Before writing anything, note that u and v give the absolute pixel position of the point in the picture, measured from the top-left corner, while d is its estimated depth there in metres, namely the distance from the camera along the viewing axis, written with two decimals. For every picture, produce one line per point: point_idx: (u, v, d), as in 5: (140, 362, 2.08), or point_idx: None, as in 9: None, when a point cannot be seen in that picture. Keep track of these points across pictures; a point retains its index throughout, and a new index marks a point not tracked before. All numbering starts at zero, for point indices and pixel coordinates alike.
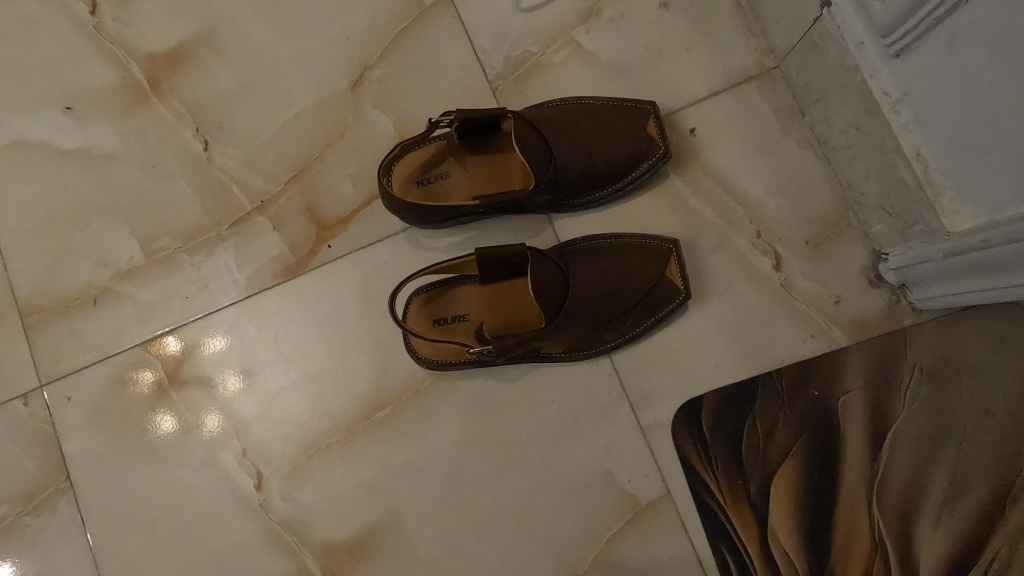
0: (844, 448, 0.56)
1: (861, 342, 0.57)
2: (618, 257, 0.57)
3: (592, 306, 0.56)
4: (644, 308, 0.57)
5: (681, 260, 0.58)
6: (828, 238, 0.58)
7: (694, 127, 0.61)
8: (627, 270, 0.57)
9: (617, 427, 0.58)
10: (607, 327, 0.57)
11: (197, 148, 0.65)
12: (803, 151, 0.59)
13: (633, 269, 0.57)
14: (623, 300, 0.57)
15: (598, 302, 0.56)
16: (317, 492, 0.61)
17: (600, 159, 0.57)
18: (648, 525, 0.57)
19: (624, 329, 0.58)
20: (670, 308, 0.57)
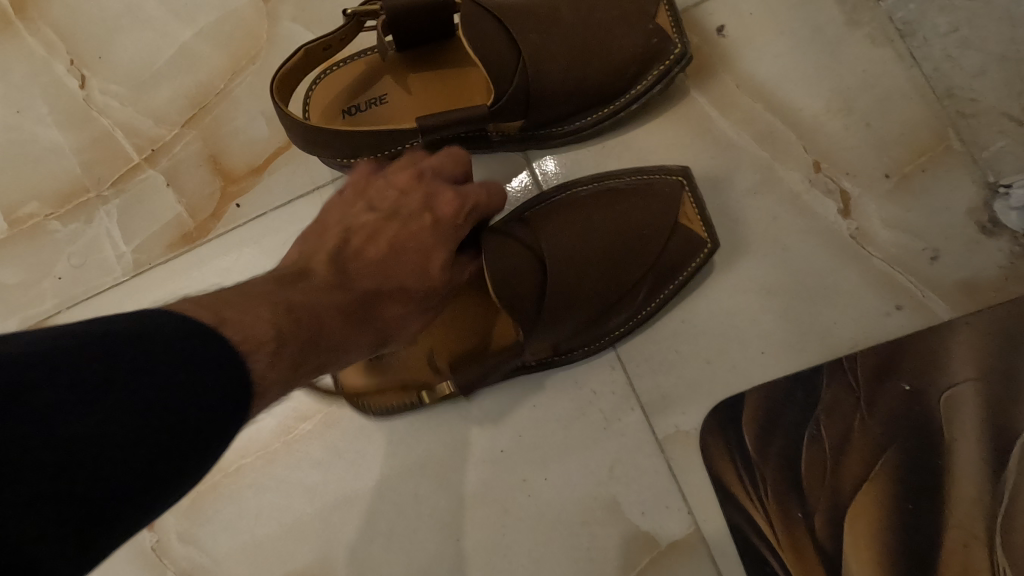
0: (951, 466, 0.39)
1: (973, 314, 0.40)
2: (605, 208, 0.41)
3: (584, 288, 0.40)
4: (657, 276, 0.41)
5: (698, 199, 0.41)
6: (918, 168, 0.41)
7: (723, 25, 0.44)
8: (619, 223, 0.41)
9: (624, 438, 0.42)
10: (609, 313, 0.41)
11: (73, 85, 0.51)
12: (878, 48, 0.42)
13: (628, 219, 0.41)
14: (626, 270, 0.41)
15: (583, 273, 0.40)
16: (224, 532, 0.45)
17: (591, 64, 0.41)
18: (671, 574, 0.41)
19: (626, 310, 0.42)
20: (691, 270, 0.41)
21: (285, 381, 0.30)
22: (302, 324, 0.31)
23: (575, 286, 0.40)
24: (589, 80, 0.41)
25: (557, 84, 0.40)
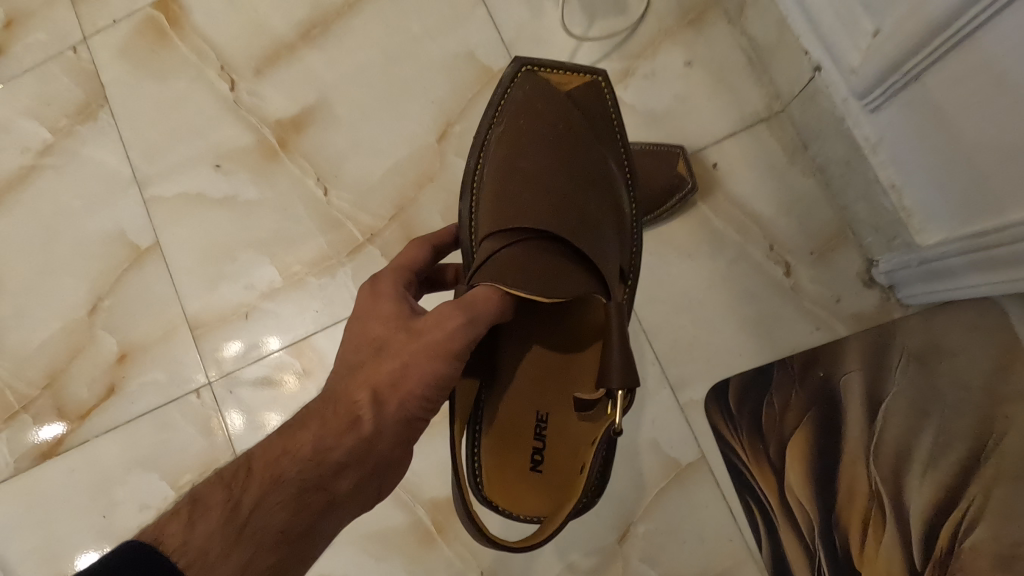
0: (846, 418, 0.69)
1: (859, 332, 0.71)
2: (559, 150, 0.63)
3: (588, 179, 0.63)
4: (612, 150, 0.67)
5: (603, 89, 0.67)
6: (829, 249, 0.73)
7: (716, 162, 0.75)
8: (572, 155, 0.64)
9: (660, 404, 0.74)
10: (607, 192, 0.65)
11: (318, 194, 0.83)
12: (806, 179, 0.74)
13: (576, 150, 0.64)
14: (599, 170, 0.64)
15: (580, 189, 0.62)
16: (425, 460, 0.77)
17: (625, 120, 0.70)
18: (688, 481, 0.72)
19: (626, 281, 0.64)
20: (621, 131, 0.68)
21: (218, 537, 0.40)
22: (268, 479, 0.42)
23: (583, 195, 0.62)
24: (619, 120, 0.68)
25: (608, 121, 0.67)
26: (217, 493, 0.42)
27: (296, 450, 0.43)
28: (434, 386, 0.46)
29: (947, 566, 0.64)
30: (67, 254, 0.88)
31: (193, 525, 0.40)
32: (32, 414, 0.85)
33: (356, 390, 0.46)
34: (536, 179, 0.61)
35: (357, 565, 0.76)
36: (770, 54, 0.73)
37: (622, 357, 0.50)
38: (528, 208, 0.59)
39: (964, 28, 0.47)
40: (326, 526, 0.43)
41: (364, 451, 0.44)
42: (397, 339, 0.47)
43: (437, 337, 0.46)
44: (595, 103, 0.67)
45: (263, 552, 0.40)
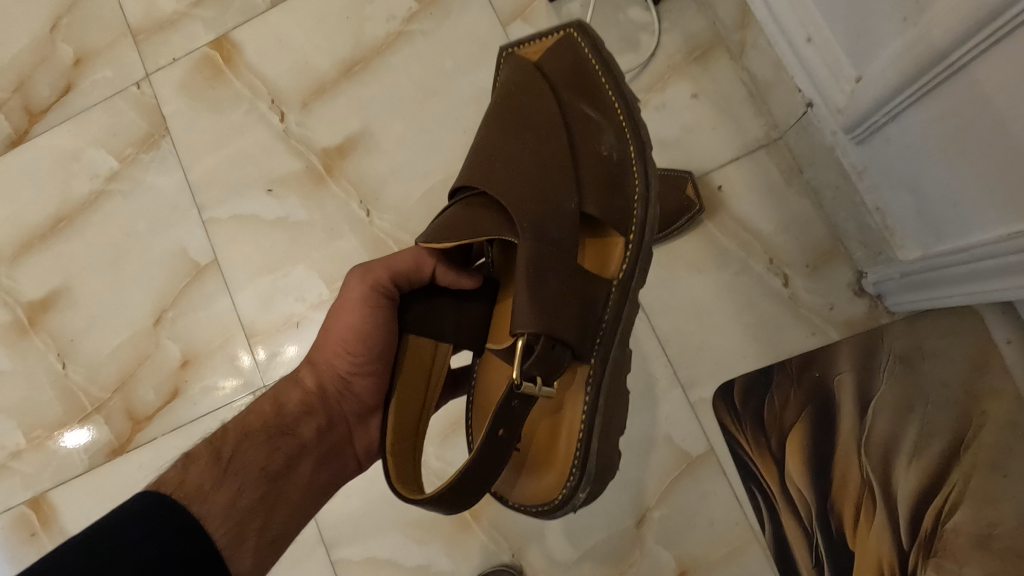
0: (839, 413, 0.78)
1: (850, 336, 0.79)
2: (507, 110, 0.65)
3: (534, 128, 0.63)
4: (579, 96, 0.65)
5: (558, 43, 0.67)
6: (823, 262, 0.81)
7: (721, 185, 0.84)
8: (518, 110, 0.64)
9: (672, 402, 0.82)
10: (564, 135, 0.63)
11: (361, 214, 0.92)
12: (802, 199, 0.83)
13: (524, 103, 0.64)
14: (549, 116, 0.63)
15: (522, 142, 0.62)
16: (461, 453, 0.86)
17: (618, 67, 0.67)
18: (698, 471, 0.80)
19: (626, 231, 0.62)
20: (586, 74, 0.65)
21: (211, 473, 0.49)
22: (240, 433, 0.53)
23: (524, 144, 0.62)
24: (603, 67, 0.65)
25: (581, 70, 0.65)
26: (197, 450, 0.51)
27: (260, 413, 0.56)
28: (355, 335, 0.58)
29: (932, 545, 0.72)
30: (134, 270, 0.98)
31: (186, 471, 0.49)
32: (104, 415, 0.94)
33: (303, 368, 0.61)
34: (496, 144, 0.63)
35: (401, 549, 0.85)
36: (767, 88, 0.82)
37: (525, 301, 0.54)
38: (483, 166, 0.62)
39: (929, 85, 0.55)
40: (298, 465, 0.55)
41: (315, 401, 0.58)
42: (328, 317, 0.61)
43: (349, 298, 0.59)
44: (565, 57, 0.66)
45: (249, 485, 0.50)
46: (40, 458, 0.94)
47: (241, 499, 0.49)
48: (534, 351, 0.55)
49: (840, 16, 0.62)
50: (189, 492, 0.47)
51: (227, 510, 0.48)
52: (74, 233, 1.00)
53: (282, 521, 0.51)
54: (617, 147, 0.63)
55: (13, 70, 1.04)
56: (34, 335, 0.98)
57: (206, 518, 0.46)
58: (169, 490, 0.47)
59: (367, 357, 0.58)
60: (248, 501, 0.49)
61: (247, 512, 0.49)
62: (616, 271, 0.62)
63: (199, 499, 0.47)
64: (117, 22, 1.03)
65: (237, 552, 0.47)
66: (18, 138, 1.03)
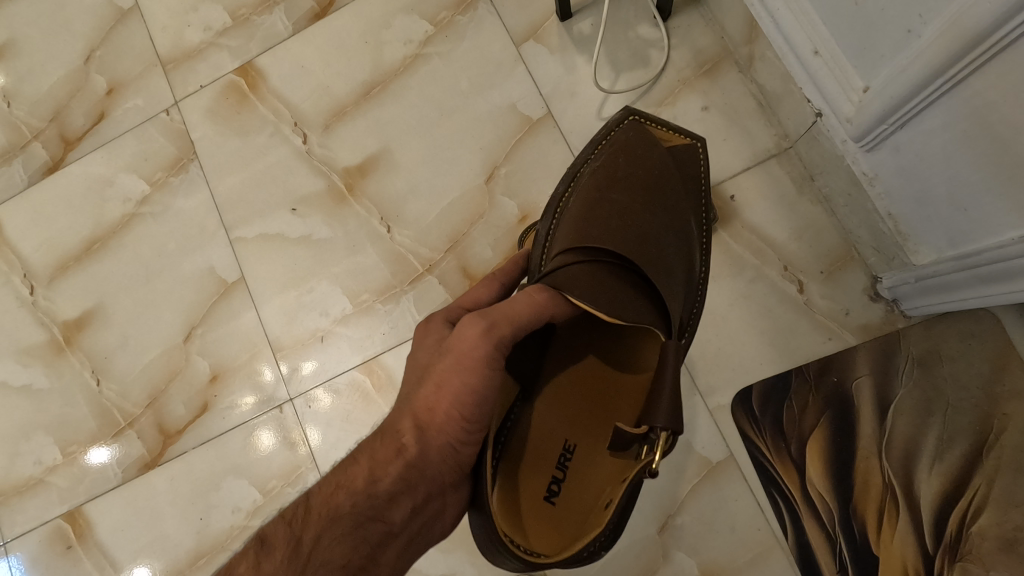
0: (859, 418, 0.78)
1: (868, 340, 0.80)
2: (632, 185, 0.70)
3: (664, 220, 0.70)
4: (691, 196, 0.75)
5: (689, 141, 0.77)
6: (837, 268, 0.83)
7: (733, 194, 0.86)
8: (645, 187, 0.70)
9: (691, 408, 0.83)
10: (676, 230, 0.70)
11: (382, 230, 0.95)
12: (814, 207, 0.85)
13: (649, 178, 0.71)
14: (671, 202, 0.71)
15: (650, 222, 0.69)
16: None
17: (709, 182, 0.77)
18: (718, 477, 0.81)
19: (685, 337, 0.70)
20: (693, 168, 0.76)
21: (288, 557, 0.47)
22: (328, 515, 0.49)
23: (647, 227, 0.68)
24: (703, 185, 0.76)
25: (689, 176, 0.76)
26: (277, 534, 0.49)
27: (351, 484, 0.51)
28: (471, 399, 0.52)
29: (957, 550, 0.72)
30: (164, 289, 1.01)
31: (261, 567, 0.47)
32: (136, 430, 0.97)
33: (403, 421, 0.54)
34: (629, 217, 0.68)
35: (426, 558, 0.86)
36: (777, 99, 0.84)
37: (668, 400, 0.57)
38: (607, 234, 0.66)
39: (935, 93, 0.57)
40: (384, 555, 0.49)
41: (414, 474, 0.51)
42: (442, 360, 0.55)
43: (469, 356, 0.53)
44: (683, 162, 0.76)
45: None
46: (75, 473, 0.97)
47: None
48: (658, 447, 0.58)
49: (846, 31, 0.64)
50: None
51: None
52: (108, 254, 1.04)
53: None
54: (699, 266, 0.73)
55: (50, 102, 1.10)
56: (71, 353, 1.02)
57: None
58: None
59: (478, 424, 0.52)
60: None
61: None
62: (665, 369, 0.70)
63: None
64: (148, 51, 1.08)
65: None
66: (54, 165, 1.08)
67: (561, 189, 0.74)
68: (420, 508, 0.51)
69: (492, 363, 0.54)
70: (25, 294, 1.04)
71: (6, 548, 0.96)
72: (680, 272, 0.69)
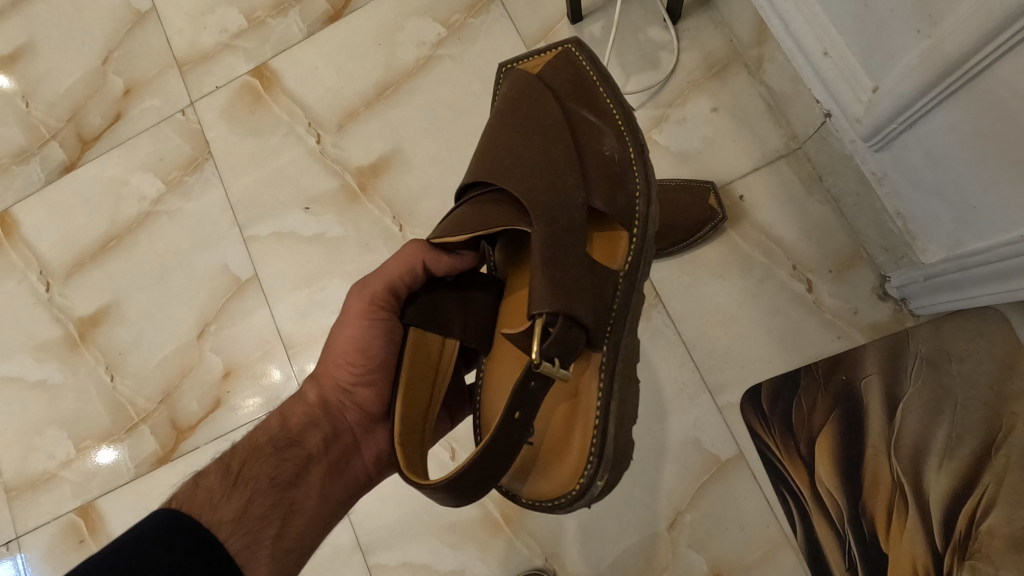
0: (868, 416, 0.79)
1: (877, 339, 0.81)
2: (500, 122, 0.67)
3: (535, 132, 0.64)
4: (589, 105, 0.68)
5: (573, 51, 0.70)
6: (846, 268, 0.84)
7: (742, 194, 0.87)
8: (513, 118, 0.66)
9: (701, 406, 0.84)
10: (556, 135, 0.64)
11: (394, 229, 0.97)
12: (823, 207, 0.85)
13: (515, 109, 0.67)
14: (546, 113, 0.65)
15: (527, 141, 0.64)
16: None
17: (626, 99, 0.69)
18: (727, 474, 0.81)
19: (629, 226, 0.64)
20: (587, 76, 0.69)
21: (221, 476, 0.55)
22: (248, 447, 0.59)
23: (522, 148, 0.63)
24: (610, 92, 0.68)
25: (581, 82, 0.69)
26: (211, 466, 0.57)
27: (267, 428, 0.62)
28: (354, 347, 0.63)
29: (966, 548, 0.72)
30: (178, 286, 1.02)
31: (196, 484, 0.55)
32: (149, 426, 0.98)
33: (305, 386, 0.66)
34: (502, 150, 0.64)
35: (437, 554, 0.87)
36: (786, 100, 0.85)
37: (542, 279, 0.56)
38: (484, 173, 0.64)
39: (943, 93, 0.58)
40: (308, 476, 0.60)
41: (318, 413, 0.63)
42: (331, 330, 0.66)
43: (345, 312, 0.64)
44: (569, 65, 0.69)
45: (259, 494, 0.55)
46: (88, 468, 0.98)
47: (251, 507, 0.54)
48: (551, 333, 0.56)
49: (856, 31, 0.65)
50: (197, 503, 0.53)
51: (240, 519, 0.53)
52: (123, 252, 1.05)
53: (295, 527, 0.56)
54: (618, 149, 0.66)
55: (68, 102, 1.11)
56: (85, 349, 1.03)
57: (215, 528, 0.52)
58: (173, 504, 0.52)
59: (367, 366, 0.64)
60: (260, 509, 0.55)
61: (257, 522, 0.54)
62: (621, 262, 0.64)
63: (209, 509, 0.53)
64: (164, 53, 1.10)
65: (250, 559, 0.52)
66: (71, 165, 1.10)
67: None
68: (330, 440, 0.63)
69: (374, 314, 0.63)
70: (42, 291, 1.06)
71: (19, 542, 0.97)
72: (574, 168, 0.63)
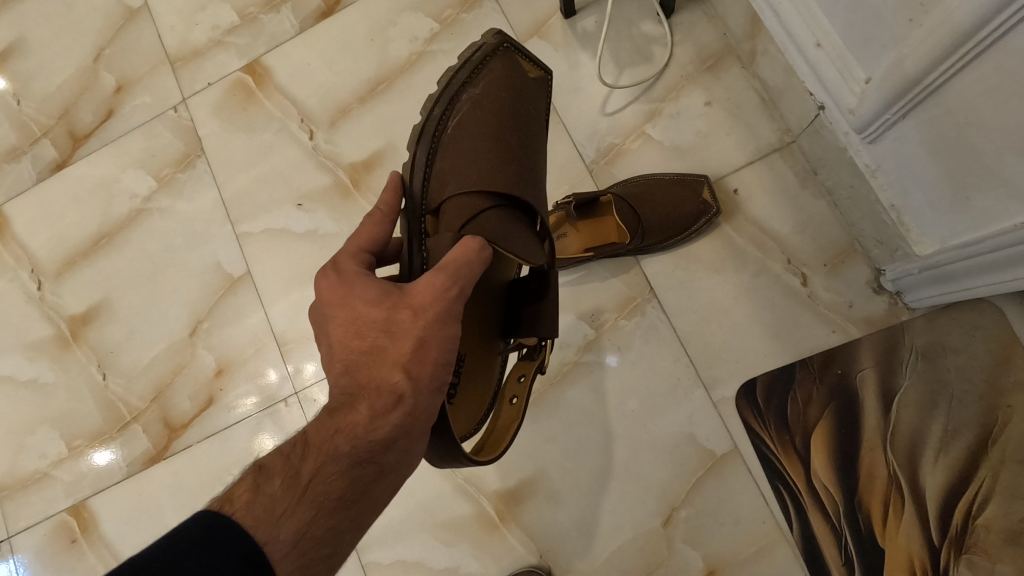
0: (863, 411, 0.78)
1: (873, 333, 0.80)
2: (508, 124, 0.69)
3: (531, 153, 0.71)
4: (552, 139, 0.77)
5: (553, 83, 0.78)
6: (841, 261, 0.83)
7: (736, 187, 0.87)
8: (518, 125, 0.70)
9: (696, 401, 0.83)
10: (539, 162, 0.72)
11: None
12: (817, 201, 0.85)
13: (518, 118, 0.71)
14: (535, 136, 0.72)
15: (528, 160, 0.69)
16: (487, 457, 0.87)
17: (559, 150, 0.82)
18: (722, 469, 0.81)
19: None
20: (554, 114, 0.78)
21: (288, 480, 0.46)
22: (324, 450, 0.47)
23: (526, 165, 0.68)
24: None
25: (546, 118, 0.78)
26: (277, 463, 0.47)
27: (346, 427, 0.48)
28: (452, 350, 0.52)
29: (963, 542, 0.72)
30: (171, 283, 1.02)
31: (258, 488, 0.45)
32: (141, 424, 0.97)
33: (389, 375, 0.50)
34: (515, 158, 0.67)
35: (430, 551, 0.86)
36: (780, 94, 0.85)
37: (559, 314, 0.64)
38: (510, 182, 0.65)
39: (935, 85, 0.57)
40: (377, 495, 0.48)
41: (410, 421, 0.49)
42: (418, 316, 0.51)
43: (442, 304, 0.52)
44: (545, 97, 0.77)
45: (325, 511, 0.45)
46: (79, 467, 0.97)
47: (312, 529, 0.44)
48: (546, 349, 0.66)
49: (848, 22, 0.65)
50: (257, 513, 0.44)
51: (299, 540, 0.44)
52: (114, 249, 1.05)
53: (352, 547, 0.47)
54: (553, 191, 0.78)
55: (59, 99, 1.11)
56: (77, 348, 1.02)
57: (267, 547, 0.43)
58: (229, 508, 0.44)
59: None
60: (320, 531, 0.44)
61: (317, 545, 0.44)
62: None
63: (268, 524, 0.43)
64: (156, 50, 1.09)
65: None
66: (62, 163, 1.09)
67: (434, 114, 0.67)
68: (413, 452, 0.50)
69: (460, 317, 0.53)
70: (33, 289, 1.05)
71: (10, 543, 0.96)
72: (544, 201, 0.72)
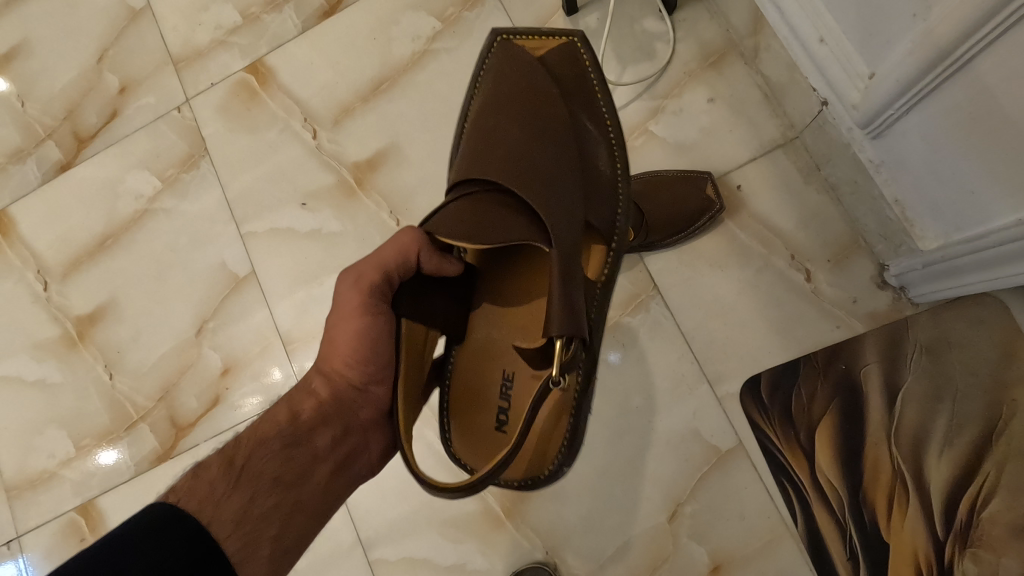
0: (867, 406, 0.78)
1: (877, 328, 0.81)
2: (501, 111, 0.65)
3: (536, 130, 0.64)
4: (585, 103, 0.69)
5: (584, 47, 0.70)
6: (844, 257, 0.83)
7: (740, 184, 0.87)
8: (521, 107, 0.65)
9: (701, 397, 0.83)
10: (554, 139, 0.64)
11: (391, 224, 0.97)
12: (821, 196, 0.85)
13: (518, 99, 0.66)
14: (549, 111, 0.65)
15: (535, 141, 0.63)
16: None
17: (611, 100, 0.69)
18: (726, 465, 0.81)
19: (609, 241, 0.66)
20: (591, 79, 0.69)
21: (225, 471, 0.53)
22: (255, 441, 0.56)
23: (523, 146, 0.62)
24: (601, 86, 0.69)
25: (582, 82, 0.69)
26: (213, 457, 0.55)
27: (278, 423, 0.57)
28: (363, 343, 0.57)
29: (968, 536, 0.72)
30: (176, 284, 1.02)
31: (197, 476, 0.53)
32: (149, 424, 0.98)
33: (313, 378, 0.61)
34: (506, 143, 0.63)
35: (437, 548, 0.87)
36: (783, 89, 0.85)
37: (563, 307, 0.52)
38: (485, 170, 0.61)
39: (939, 79, 0.58)
40: (314, 475, 0.57)
41: (327, 410, 0.58)
42: (331, 321, 0.59)
43: (351, 303, 0.57)
44: (571, 61, 0.69)
45: (261, 492, 0.53)
46: (87, 466, 0.98)
47: (252, 507, 0.52)
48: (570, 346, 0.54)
49: (851, 16, 0.65)
50: (197, 498, 0.51)
51: (240, 521, 0.51)
52: (120, 250, 1.05)
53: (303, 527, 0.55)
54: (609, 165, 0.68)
55: (64, 101, 1.11)
56: (84, 348, 1.03)
57: (211, 527, 0.49)
58: (174, 497, 0.51)
59: (374, 365, 0.59)
60: (261, 509, 0.52)
61: (257, 523, 0.52)
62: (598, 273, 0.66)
63: (211, 506, 0.51)
64: (159, 51, 1.09)
65: (248, 560, 0.51)
66: (67, 164, 1.09)
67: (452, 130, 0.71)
68: (340, 438, 0.59)
69: (382, 308, 0.58)
70: (40, 290, 1.06)
71: (20, 542, 0.97)
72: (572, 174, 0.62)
